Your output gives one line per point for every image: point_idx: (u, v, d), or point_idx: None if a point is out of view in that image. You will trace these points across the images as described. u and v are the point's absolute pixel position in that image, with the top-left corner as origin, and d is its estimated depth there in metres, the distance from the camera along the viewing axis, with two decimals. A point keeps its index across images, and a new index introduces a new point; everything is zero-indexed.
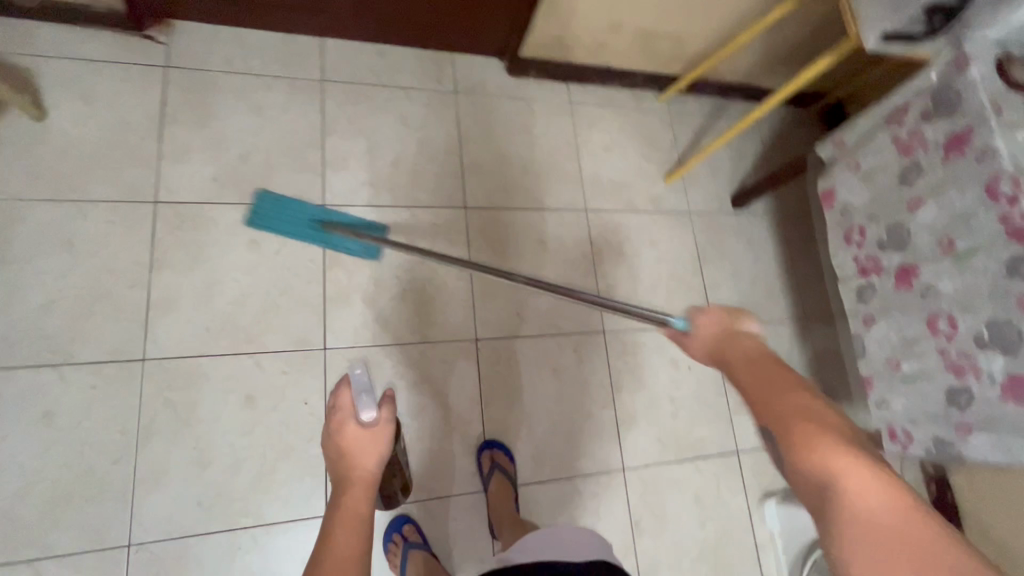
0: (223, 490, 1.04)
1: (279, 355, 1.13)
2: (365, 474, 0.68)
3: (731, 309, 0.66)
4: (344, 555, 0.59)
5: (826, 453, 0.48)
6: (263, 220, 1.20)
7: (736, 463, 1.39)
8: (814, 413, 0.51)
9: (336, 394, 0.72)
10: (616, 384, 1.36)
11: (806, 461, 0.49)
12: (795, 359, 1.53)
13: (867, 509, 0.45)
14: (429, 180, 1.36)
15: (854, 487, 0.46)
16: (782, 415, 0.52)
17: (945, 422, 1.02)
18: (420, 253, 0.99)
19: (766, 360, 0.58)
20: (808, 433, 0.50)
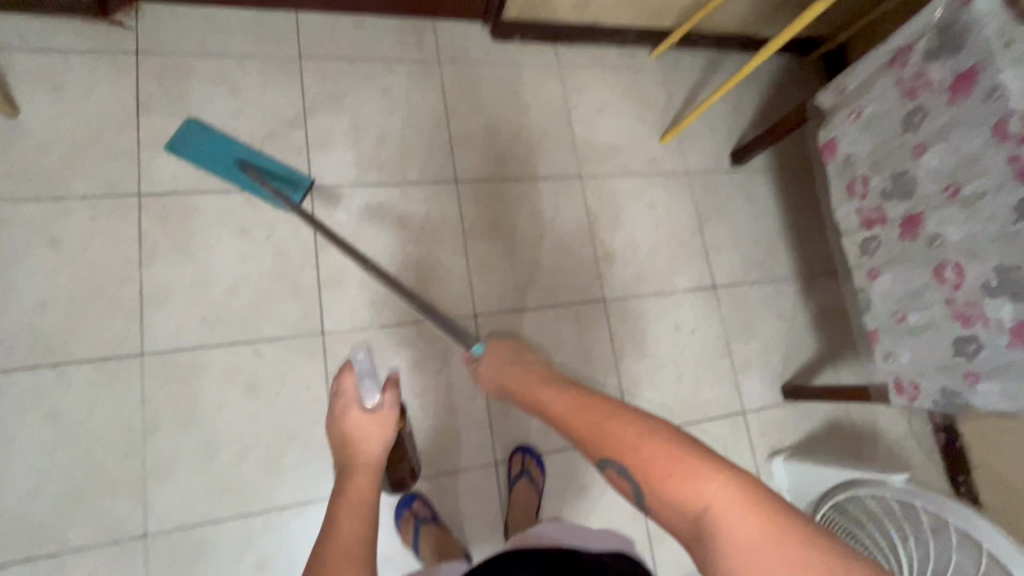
0: (232, 478, 1.05)
1: (278, 342, 1.13)
2: (368, 458, 0.72)
3: (580, 386, 0.82)
4: (351, 540, 0.61)
5: (682, 482, 0.58)
6: (183, 148, 1.17)
7: (742, 424, 1.40)
8: (663, 444, 0.62)
9: (341, 379, 0.75)
10: (619, 352, 1.35)
11: (668, 491, 0.59)
12: (799, 316, 1.52)
13: (730, 521, 0.53)
14: (417, 156, 1.33)
15: (714, 503, 0.55)
16: (630, 454, 0.64)
17: (952, 372, 1.01)
18: (342, 244, 1.03)
19: (603, 409, 0.72)
20: (667, 465, 0.59)
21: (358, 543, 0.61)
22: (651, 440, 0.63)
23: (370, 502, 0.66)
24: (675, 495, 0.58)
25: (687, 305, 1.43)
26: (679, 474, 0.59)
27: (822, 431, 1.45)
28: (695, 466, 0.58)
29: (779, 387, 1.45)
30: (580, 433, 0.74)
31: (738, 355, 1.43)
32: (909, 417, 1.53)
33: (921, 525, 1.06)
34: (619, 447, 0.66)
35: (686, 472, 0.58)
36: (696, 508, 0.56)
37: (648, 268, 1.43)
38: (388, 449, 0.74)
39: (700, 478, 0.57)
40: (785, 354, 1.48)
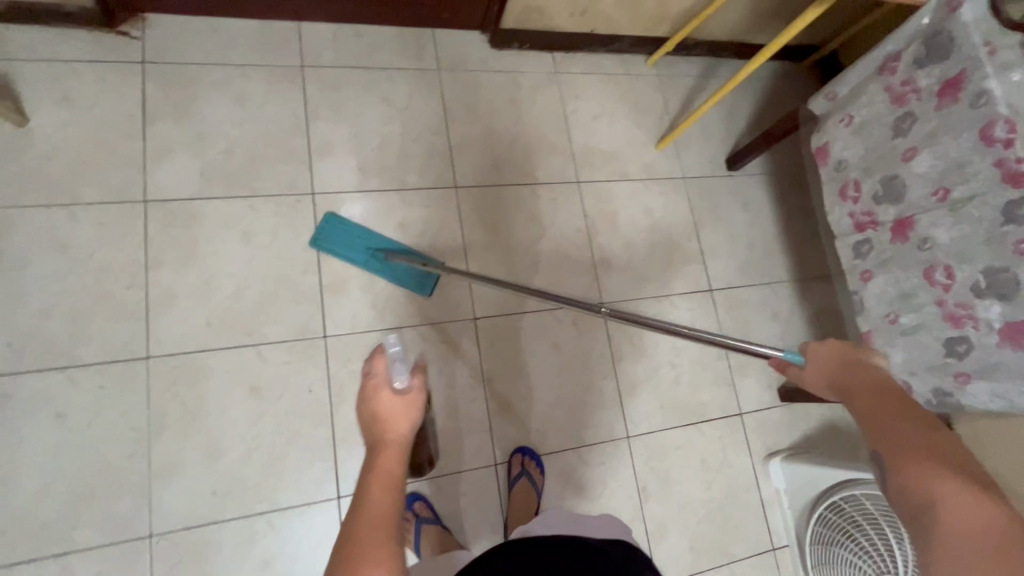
0: (236, 479, 1.06)
1: (281, 345, 1.15)
2: (395, 439, 0.67)
3: (854, 344, 0.63)
4: (373, 520, 0.57)
5: (924, 472, 0.47)
6: (327, 242, 1.22)
7: (739, 425, 1.41)
8: (933, 435, 0.49)
9: (372, 357, 0.71)
10: (617, 354, 1.36)
11: (908, 478, 0.48)
12: (795, 319, 1.54)
13: (975, 541, 0.42)
14: (417, 162, 1.35)
15: (957, 515, 0.44)
16: (886, 432, 0.51)
17: (944, 372, 1.02)
18: (500, 284, 1.01)
19: (875, 376, 0.58)
20: (914, 454, 0.48)
21: (384, 523, 0.57)
22: (912, 419, 0.51)
23: (397, 480, 0.62)
24: (913, 483, 0.47)
25: (683, 308, 1.45)
26: (933, 467, 0.47)
27: (818, 432, 1.47)
28: (949, 467, 0.46)
29: (776, 388, 1.46)
30: (833, 380, 0.61)
31: (735, 356, 1.45)
32: None
33: None
34: (878, 413, 0.53)
35: (931, 464, 0.47)
36: (933, 505, 0.45)
37: (646, 271, 1.45)
38: (416, 428, 0.69)
39: (955, 487, 0.45)
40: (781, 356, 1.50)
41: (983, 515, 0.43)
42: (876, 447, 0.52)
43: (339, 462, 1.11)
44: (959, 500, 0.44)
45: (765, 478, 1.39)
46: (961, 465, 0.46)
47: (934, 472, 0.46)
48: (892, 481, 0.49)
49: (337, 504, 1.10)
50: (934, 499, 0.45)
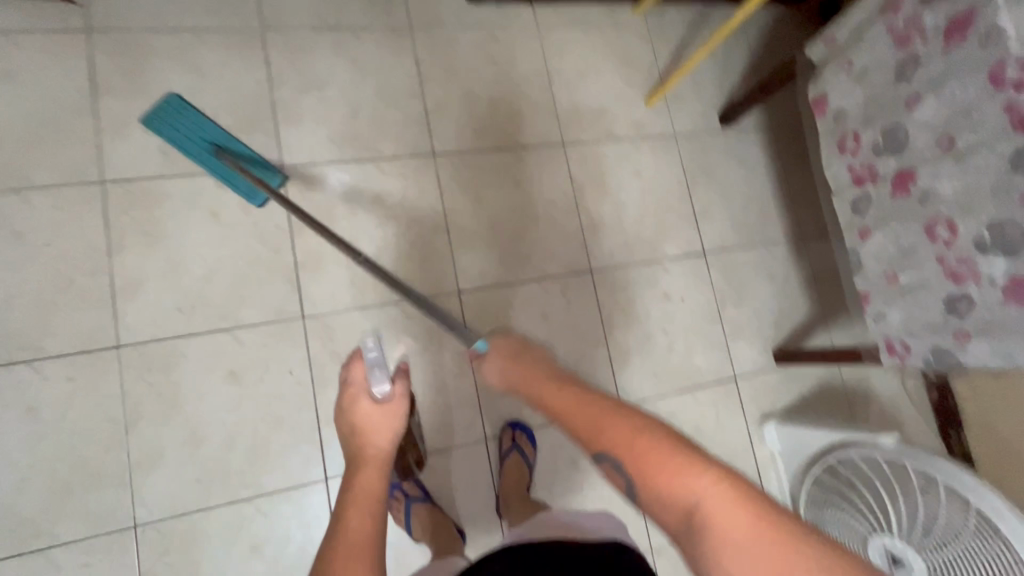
0: (220, 466, 1.04)
1: (257, 328, 1.11)
2: (378, 451, 0.72)
3: (549, 363, 0.82)
4: (357, 534, 0.61)
5: (668, 473, 0.56)
6: (162, 127, 1.12)
7: (734, 389, 1.39)
8: (640, 439, 0.61)
9: (350, 368, 0.76)
10: (608, 323, 1.33)
11: (658, 487, 0.57)
12: (792, 279, 1.49)
13: (723, 521, 0.51)
14: (392, 129, 1.27)
15: (708, 500, 0.52)
16: (625, 448, 0.61)
17: (944, 331, 0.99)
18: (311, 223, 0.95)
19: (594, 400, 0.70)
20: (655, 456, 0.58)
21: (367, 542, 0.61)
22: (639, 427, 0.62)
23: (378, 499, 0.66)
24: (665, 489, 0.56)
25: (676, 273, 1.40)
26: (671, 467, 0.56)
27: (813, 392, 1.45)
28: (674, 459, 0.57)
29: (771, 351, 1.44)
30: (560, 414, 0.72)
31: (730, 320, 1.42)
32: (902, 376, 1.53)
33: (910, 486, 1.05)
34: (604, 435, 0.64)
35: (667, 465, 0.57)
36: (687, 503, 0.54)
37: (637, 236, 1.40)
38: (398, 441, 0.74)
39: (688, 475, 0.55)
40: (777, 318, 1.46)
41: (718, 489, 0.53)
42: (619, 464, 0.62)
43: (325, 443, 1.09)
44: (698, 482, 0.54)
45: (760, 441, 1.39)
46: (682, 449, 0.58)
47: (673, 465, 0.56)
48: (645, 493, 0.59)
49: (325, 486, 1.08)
50: (692, 496, 0.54)
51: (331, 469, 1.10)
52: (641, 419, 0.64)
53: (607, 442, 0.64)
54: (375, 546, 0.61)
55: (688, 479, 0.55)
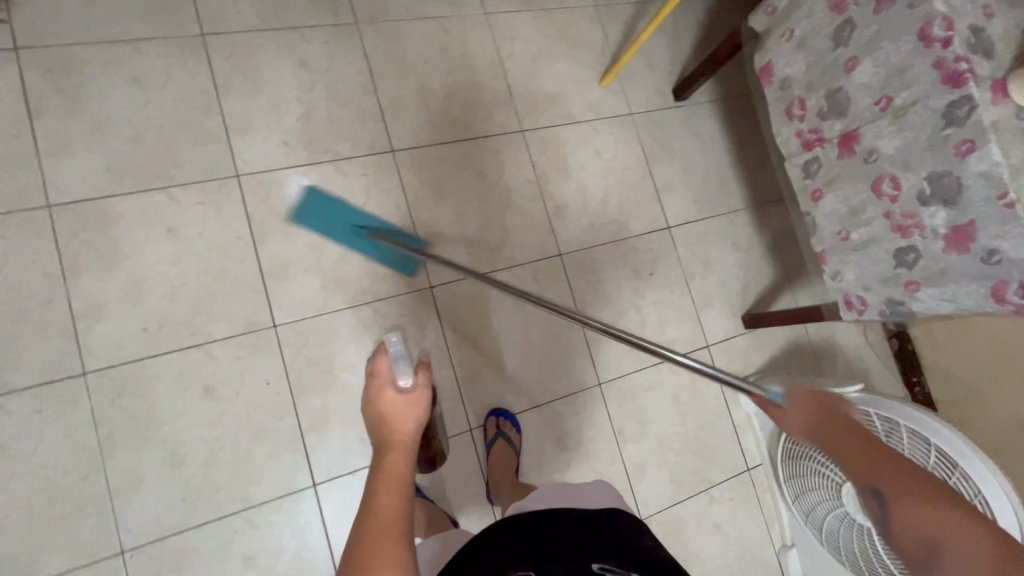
0: (205, 483, 1.03)
1: (228, 341, 1.09)
2: (403, 435, 0.78)
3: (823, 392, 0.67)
4: (388, 512, 0.65)
5: (912, 506, 0.56)
6: (308, 217, 1.18)
7: (707, 357, 1.43)
8: (908, 481, 0.57)
9: (375, 361, 0.86)
10: (581, 304, 1.35)
11: (903, 514, 0.56)
12: (755, 245, 1.54)
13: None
14: (349, 129, 1.26)
15: (953, 546, 0.53)
16: (890, 479, 0.58)
17: (895, 282, 1.04)
18: (467, 271, 0.96)
19: (850, 416, 0.64)
20: (913, 492, 0.56)
21: (397, 517, 0.65)
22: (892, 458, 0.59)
23: (406, 480, 0.71)
24: (909, 518, 0.56)
25: (644, 249, 1.43)
26: (927, 509, 0.55)
27: (782, 353, 1.51)
28: (949, 508, 0.55)
29: (740, 316, 1.49)
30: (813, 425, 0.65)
31: (698, 290, 1.46)
32: (864, 329, 1.60)
33: (877, 431, 1.11)
34: (869, 461, 0.59)
35: (919, 502, 0.56)
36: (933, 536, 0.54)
37: (602, 217, 1.42)
38: (420, 428, 0.81)
39: (941, 521, 0.55)
40: (744, 284, 1.51)
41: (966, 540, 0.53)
42: (877, 486, 0.58)
43: (310, 450, 1.09)
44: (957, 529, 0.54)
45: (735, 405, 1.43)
46: (954, 497, 0.56)
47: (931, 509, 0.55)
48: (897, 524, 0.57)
49: (314, 492, 1.08)
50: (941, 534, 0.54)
51: (319, 475, 1.10)
52: (892, 448, 0.60)
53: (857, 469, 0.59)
54: (403, 522, 0.65)
55: (947, 523, 0.54)
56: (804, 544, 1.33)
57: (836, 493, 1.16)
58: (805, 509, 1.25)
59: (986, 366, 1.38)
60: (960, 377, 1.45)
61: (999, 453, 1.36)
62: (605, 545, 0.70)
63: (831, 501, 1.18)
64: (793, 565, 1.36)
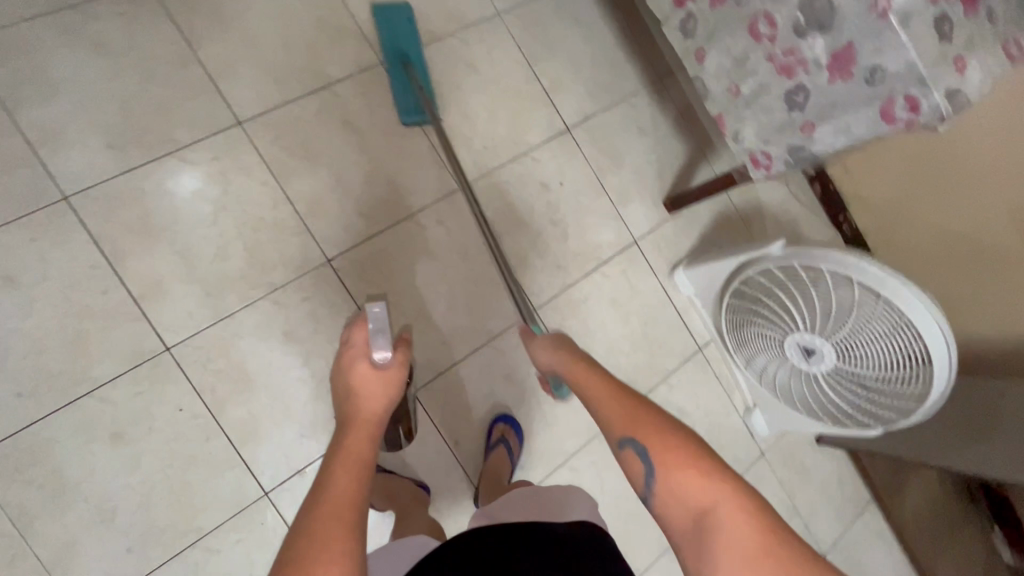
0: (147, 527, 0.97)
1: (121, 380, 0.99)
2: (370, 415, 0.74)
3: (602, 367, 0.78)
4: (345, 494, 0.59)
5: (684, 475, 0.60)
6: (387, 21, 1.23)
7: (637, 252, 1.40)
8: (661, 434, 0.63)
9: (353, 332, 0.81)
10: (495, 235, 1.27)
11: (677, 485, 0.60)
12: (661, 125, 1.46)
13: (731, 536, 0.54)
14: (179, 110, 1.09)
15: (725, 518, 0.55)
16: (651, 437, 0.63)
17: (791, 127, 0.98)
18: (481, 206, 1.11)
19: (608, 381, 0.75)
20: (671, 459, 0.61)
21: (354, 502, 0.59)
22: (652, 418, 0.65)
23: (369, 459, 0.66)
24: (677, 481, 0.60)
25: (547, 160, 1.35)
26: (691, 474, 0.59)
27: (711, 228, 1.48)
28: (696, 465, 0.60)
29: (661, 202, 1.44)
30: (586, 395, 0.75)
31: (614, 188, 1.40)
32: (786, 181, 1.58)
33: (803, 283, 1.10)
34: (635, 424, 0.65)
35: (684, 467, 0.60)
36: (700, 500, 0.58)
37: (496, 137, 1.31)
38: (389, 412, 0.77)
39: (713, 488, 0.58)
40: (659, 168, 1.45)
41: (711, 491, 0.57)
42: (641, 449, 0.63)
43: (251, 461, 1.04)
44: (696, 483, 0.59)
45: (674, 290, 1.43)
46: (707, 459, 0.60)
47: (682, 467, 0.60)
48: (657, 503, 0.62)
49: (269, 500, 1.04)
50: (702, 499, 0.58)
51: (269, 483, 1.05)
52: (654, 411, 0.67)
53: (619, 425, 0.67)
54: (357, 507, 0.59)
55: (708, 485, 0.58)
56: (764, 403, 1.37)
57: (781, 349, 1.19)
58: (757, 371, 1.29)
59: (899, 184, 1.43)
60: (879, 201, 1.50)
61: (926, 260, 1.45)
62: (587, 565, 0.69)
63: (778, 357, 1.21)
64: (758, 423, 1.42)
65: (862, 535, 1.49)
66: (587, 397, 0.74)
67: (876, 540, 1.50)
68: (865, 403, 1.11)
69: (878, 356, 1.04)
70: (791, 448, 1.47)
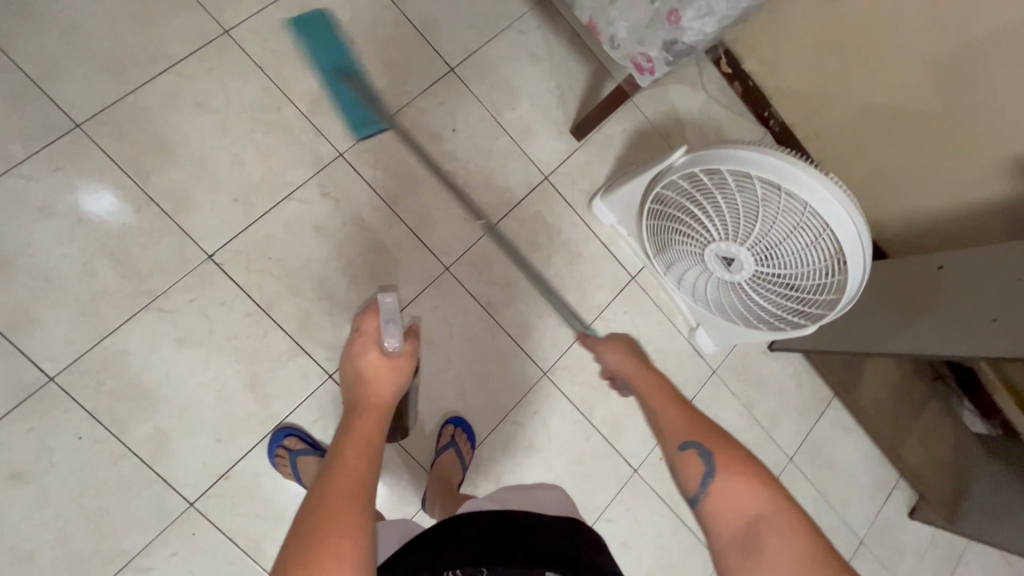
0: (72, 560, 0.95)
1: (6, 420, 0.94)
2: (379, 399, 0.71)
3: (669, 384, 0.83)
4: (354, 475, 0.58)
5: (742, 484, 0.66)
6: (308, 29, 1.16)
7: (551, 188, 1.32)
8: (730, 450, 0.69)
9: (366, 321, 0.81)
10: (390, 197, 1.19)
11: (736, 496, 0.65)
12: (555, 47, 1.35)
13: (783, 544, 0.60)
14: (6, 122, 0.99)
15: (778, 527, 0.61)
16: (715, 446, 0.70)
17: (658, 20, 0.90)
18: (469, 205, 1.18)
19: (669, 388, 0.82)
20: (735, 468, 0.67)
21: (366, 485, 0.58)
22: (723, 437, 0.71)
23: (377, 444, 0.64)
24: (735, 494, 0.65)
25: (435, 107, 1.25)
26: (752, 487, 0.65)
27: (627, 149, 1.39)
28: (756, 479, 0.66)
29: (569, 131, 1.35)
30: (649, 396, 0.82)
31: (514, 125, 1.30)
32: (703, 85, 1.48)
33: (708, 190, 1.03)
34: (700, 431, 0.72)
35: (742, 474, 0.66)
36: (758, 515, 0.63)
37: (373, 91, 1.21)
38: (397, 398, 0.74)
39: (767, 499, 0.64)
40: (560, 94, 1.35)
41: (764, 503, 0.64)
42: (708, 452, 0.69)
43: (168, 475, 1.00)
44: (755, 498, 0.64)
45: (597, 222, 1.36)
46: (771, 477, 0.66)
47: (746, 483, 0.65)
48: (708, 507, 0.67)
49: (197, 510, 1.01)
50: (758, 513, 0.63)
51: (193, 493, 1.02)
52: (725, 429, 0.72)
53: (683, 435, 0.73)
54: (367, 494, 0.57)
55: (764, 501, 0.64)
56: (705, 320, 1.32)
57: (704, 263, 1.13)
58: (690, 289, 1.24)
59: (816, 63, 1.34)
60: (799, 86, 1.40)
61: (856, 142, 1.37)
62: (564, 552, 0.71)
63: (702, 272, 1.15)
64: (703, 341, 1.37)
65: (825, 432, 1.48)
66: (649, 404, 0.81)
67: (840, 435, 1.50)
68: (794, 303, 1.05)
69: (796, 255, 0.98)
70: (743, 360, 1.44)
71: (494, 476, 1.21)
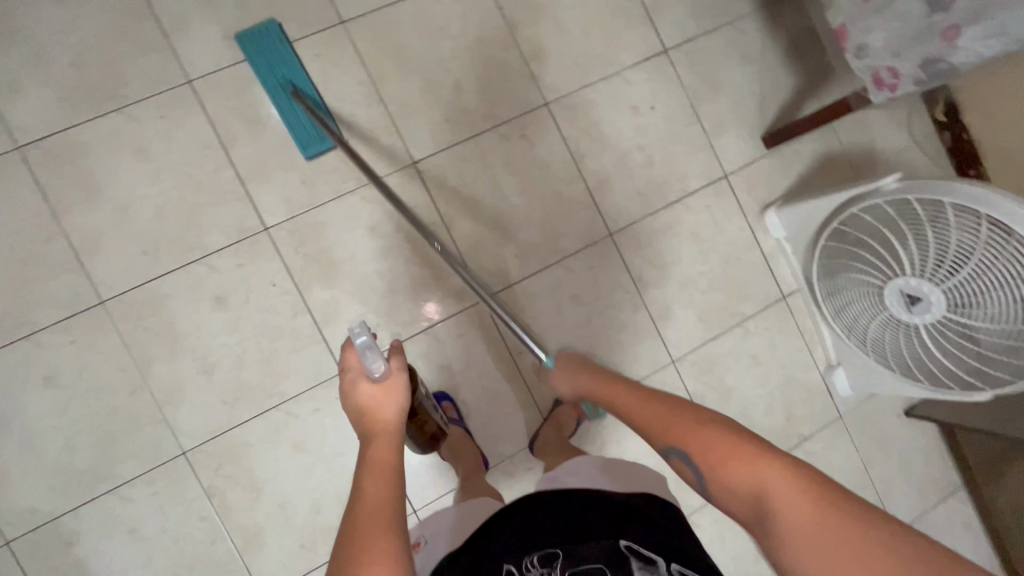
0: (241, 384, 1.09)
1: (224, 252, 1.09)
2: (387, 429, 0.69)
3: (638, 389, 0.78)
4: (376, 505, 0.58)
5: (727, 464, 0.59)
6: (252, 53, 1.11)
7: (727, 188, 1.32)
8: (706, 435, 0.63)
9: (346, 354, 0.73)
10: (576, 154, 1.25)
11: (728, 475, 0.59)
12: (769, 54, 1.34)
13: (788, 505, 0.52)
14: (289, 6, 1.14)
15: (775, 490, 0.54)
16: (691, 438, 0.64)
17: (929, 35, 0.87)
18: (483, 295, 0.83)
19: (640, 392, 0.77)
20: (716, 448, 0.60)
21: (392, 515, 0.57)
22: (696, 427, 0.64)
23: (397, 469, 0.63)
24: (728, 476, 0.59)
25: (640, 82, 1.28)
26: (743, 458, 0.58)
27: (814, 171, 1.36)
28: (738, 450, 0.59)
29: (761, 138, 1.34)
30: (625, 406, 0.78)
31: (709, 117, 1.31)
32: (909, 127, 1.42)
33: (920, 225, 0.98)
34: (679, 431, 0.66)
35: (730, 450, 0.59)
36: (755, 490, 0.56)
37: (589, 54, 1.26)
38: (405, 417, 0.71)
39: (752, 467, 0.56)
40: (762, 101, 1.34)
41: (753, 473, 0.56)
42: (686, 454, 0.64)
43: (331, 339, 1.12)
44: (748, 471, 0.57)
45: (763, 232, 1.34)
46: (755, 445, 0.58)
47: (730, 456, 0.59)
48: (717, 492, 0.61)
49: None
50: (756, 483, 0.56)
51: None
52: (703, 414, 0.66)
53: (666, 432, 0.68)
54: (399, 518, 0.58)
55: (757, 471, 0.56)
56: (850, 361, 1.27)
57: (880, 298, 1.08)
58: (848, 324, 1.18)
59: None
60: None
61: None
62: (637, 524, 0.73)
63: (875, 308, 1.10)
64: (840, 383, 1.32)
65: (942, 519, 1.37)
66: (631, 412, 0.76)
67: (958, 527, 1.38)
68: (972, 359, 0.99)
69: (993, 302, 0.91)
70: (874, 413, 1.36)
71: (599, 442, 1.23)
